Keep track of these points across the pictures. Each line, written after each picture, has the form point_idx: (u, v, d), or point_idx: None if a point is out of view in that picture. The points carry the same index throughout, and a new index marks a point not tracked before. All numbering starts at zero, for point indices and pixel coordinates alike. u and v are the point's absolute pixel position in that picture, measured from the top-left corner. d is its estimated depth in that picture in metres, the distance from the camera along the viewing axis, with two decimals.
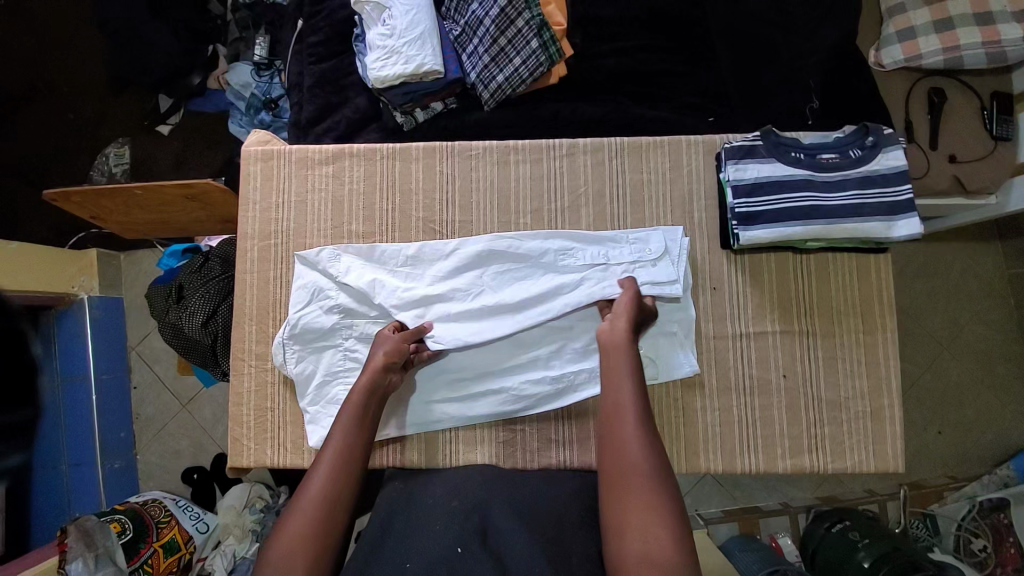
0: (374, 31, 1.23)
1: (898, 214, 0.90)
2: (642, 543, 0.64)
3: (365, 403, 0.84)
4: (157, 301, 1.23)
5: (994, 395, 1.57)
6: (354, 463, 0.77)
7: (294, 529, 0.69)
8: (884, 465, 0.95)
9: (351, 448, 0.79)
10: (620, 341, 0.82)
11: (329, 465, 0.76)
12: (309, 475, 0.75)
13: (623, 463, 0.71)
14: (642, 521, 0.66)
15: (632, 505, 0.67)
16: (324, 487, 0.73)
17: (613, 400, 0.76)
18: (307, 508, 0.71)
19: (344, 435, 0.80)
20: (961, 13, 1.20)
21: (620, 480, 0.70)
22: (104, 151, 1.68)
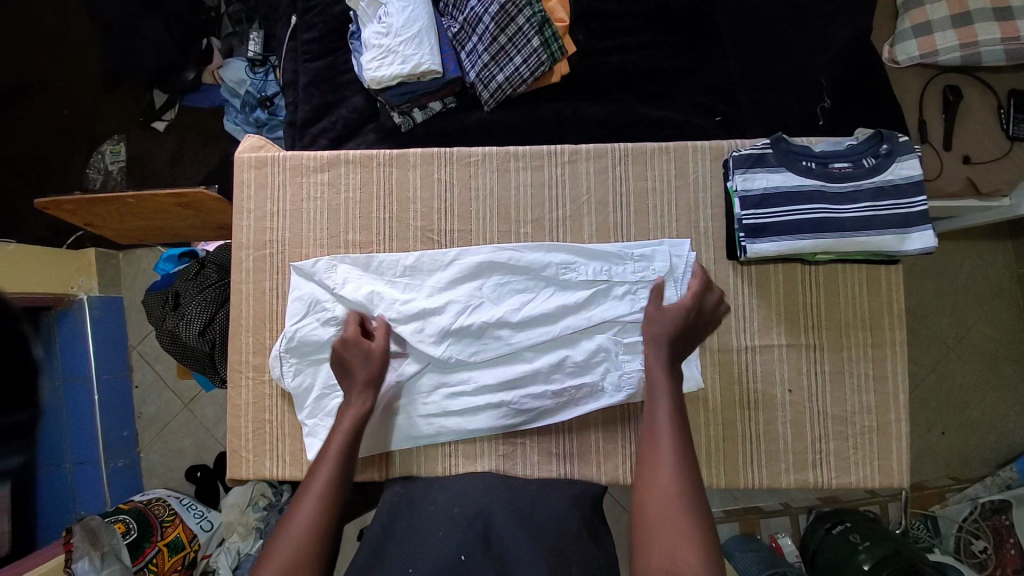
0: (370, 29, 1.19)
1: (912, 226, 0.87)
2: (671, 565, 0.61)
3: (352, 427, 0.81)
4: (154, 307, 1.22)
5: (1000, 397, 1.56)
6: (341, 491, 0.75)
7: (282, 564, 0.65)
8: (889, 480, 0.94)
9: (340, 476, 0.76)
10: (657, 349, 0.79)
11: (319, 495, 0.73)
12: (296, 505, 0.72)
13: (661, 473, 0.68)
14: (672, 542, 0.62)
15: (665, 528, 0.63)
16: (312, 519, 0.70)
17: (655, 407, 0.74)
18: (296, 543, 0.68)
19: (334, 463, 0.77)
20: (979, 8, 1.15)
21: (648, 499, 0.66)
22: (100, 148, 1.65)
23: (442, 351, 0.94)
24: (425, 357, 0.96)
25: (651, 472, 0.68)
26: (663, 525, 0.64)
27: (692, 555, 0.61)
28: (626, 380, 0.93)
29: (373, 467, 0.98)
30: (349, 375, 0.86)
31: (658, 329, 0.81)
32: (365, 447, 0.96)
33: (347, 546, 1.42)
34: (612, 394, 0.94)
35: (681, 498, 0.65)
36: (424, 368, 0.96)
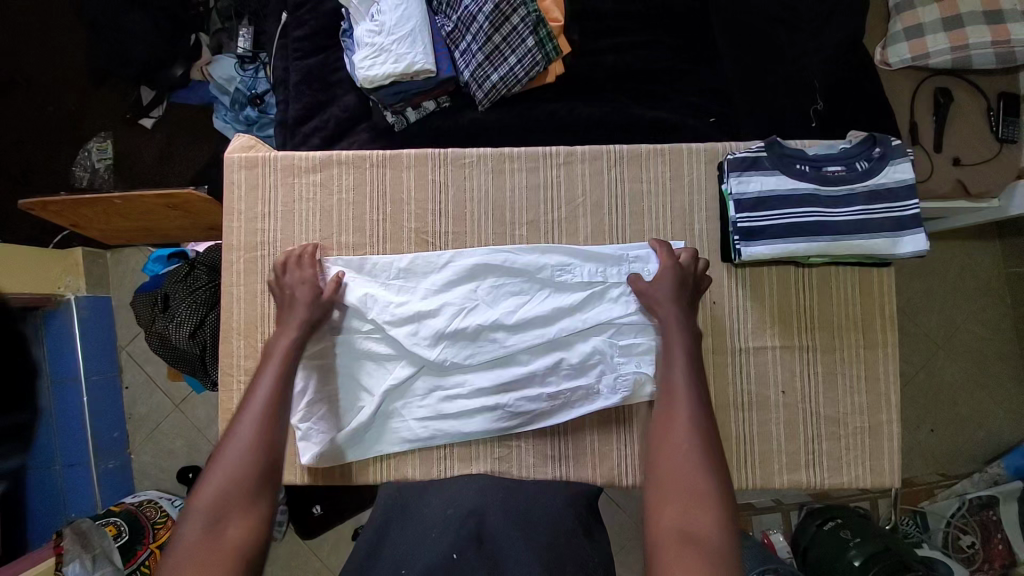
0: (362, 27, 1.17)
1: (904, 230, 0.88)
2: (682, 520, 0.66)
3: (290, 353, 0.85)
4: (142, 310, 1.20)
5: (987, 395, 1.58)
6: (282, 408, 0.79)
7: (227, 471, 0.71)
8: (880, 480, 0.95)
9: (279, 394, 0.80)
10: (674, 319, 0.85)
11: (258, 411, 0.77)
12: (233, 432, 0.75)
13: (671, 438, 0.73)
14: (685, 499, 0.67)
15: (675, 488, 0.68)
16: (252, 432, 0.75)
17: (667, 380, 0.79)
18: (238, 452, 0.73)
19: (272, 381, 0.81)
20: (970, 11, 1.16)
21: (667, 451, 0.72)
22: (86, 145, 1.62)
23: (437, 354, 0.93)
24: (419, 359, 0.95)
25: (668, 427, 0.74)
26: (678, 479, 0.69)
27: (708, 514, 0.66)
28: (622, 382, 0.94)
29: (368, 471, 0.97)
30: (289, 310, 0.90)
31: (668, 299, 0.88)
32: (361, 449, 0.96)
33: (344, 546, 1.40)
34: (608, 396, 0.94)
35: (696, 453, 0.71)
36: (418, 370, 0.96)
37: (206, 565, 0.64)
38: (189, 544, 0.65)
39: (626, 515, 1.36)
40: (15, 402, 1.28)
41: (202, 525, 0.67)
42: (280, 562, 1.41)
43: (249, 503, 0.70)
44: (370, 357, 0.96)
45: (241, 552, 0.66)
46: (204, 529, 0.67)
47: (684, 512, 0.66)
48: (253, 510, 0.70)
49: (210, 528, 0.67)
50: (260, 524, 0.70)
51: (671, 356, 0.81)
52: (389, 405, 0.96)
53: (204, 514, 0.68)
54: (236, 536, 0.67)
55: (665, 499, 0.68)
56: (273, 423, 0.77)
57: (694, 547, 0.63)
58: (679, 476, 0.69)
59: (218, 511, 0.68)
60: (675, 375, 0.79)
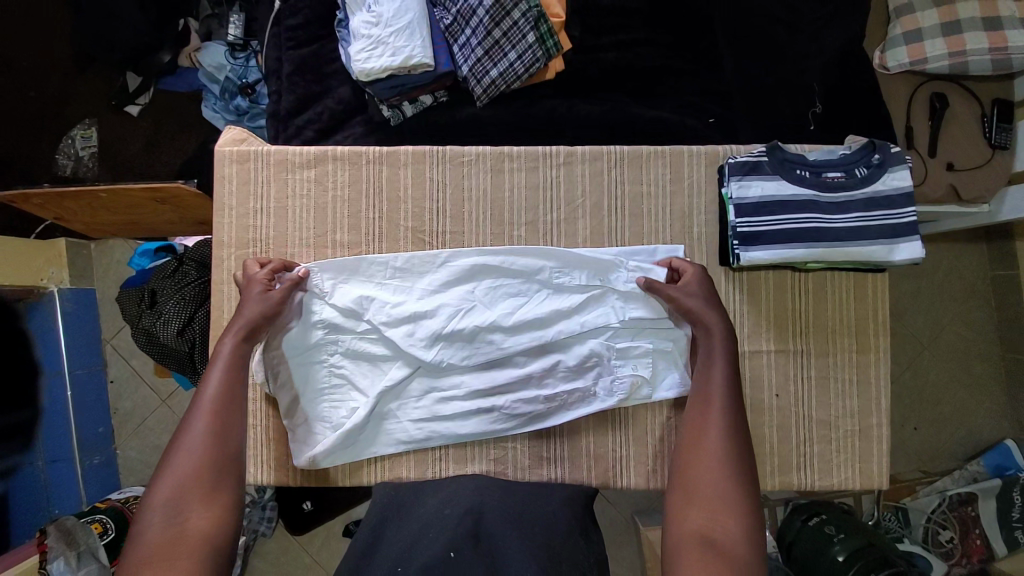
0: (358, 18, 1.14)
1: (900, 237, 0.88)
2: (705, 523, 0.70)
3: (239, 345, 0.82)
4: (128, 305, 1.17)
5: (971, 395, 1.61)
6: (234, 401, 0.78)
7: (181, 469, 0.70)
8: (868, 481, 0.97)
9: (230, 388, 0.78)
10: (716, 324, 0.86)
11: (210, 408, 0.75)
12: (187, 428, 0.74)
13: (702, 445, 0.76)
14: (707, 504, 0.71)
15: (701, 497, 0.72)
16: (205, 429, 0.74)
17: (705, 387, 0.82)
18: (191, 449, 0.72)
19: (223, 375, 0.79)
20: (968, 18, 1.16)
21: (696, 461, 0.75)
22: (70, 132, 1.57)
23: (433, 355, 0.92)
24: (414, 360, 0.94)
25: (700, 439, 0.77)
26: (705, 490, 0.72)
27: (733, 523, 0.69)
28: (618, 384, 0.94)
29: (363, 471, 0.97)
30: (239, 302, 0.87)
31: (710, 308, 0.87)
32: (354, 451, 0.95)
33: (336, 542, 1.40)
34: (604, 398, 0.94)
35: (728, 470, 0.73)
36: (414, 371, 0.95)
37: (167, 560, 0.63)
38: (148, 542, 0.65)
39: (616, 511, 1.38)
40: (15, 401, 1.33)
41: (160, 522, 0.66)
42: (270, 559, 1.40)
43: (209, 496, 0.70)
44: (365, 358, 0.95)
45: (206, 543, 0.66)
46: (164, 527, 0.66)
47: (712, 520, 0.70)
48: (215, 503, 0.70)
49: (170, 523, 0.66)
50: (225, 514, 0.70)
51: (710, 366, 0.83)
52: (384, 406, 0.95)
53: (162, 512, 0.67)
54: (200, 528, 0.67)
55: (691, 508, 0.72)
56: (228, 416, 0.76)
57: (718, 555, 0.66)
58: (706, 485, 0.73)
59: (176, 506, 0.67)
60: (712, 387, 0.81)
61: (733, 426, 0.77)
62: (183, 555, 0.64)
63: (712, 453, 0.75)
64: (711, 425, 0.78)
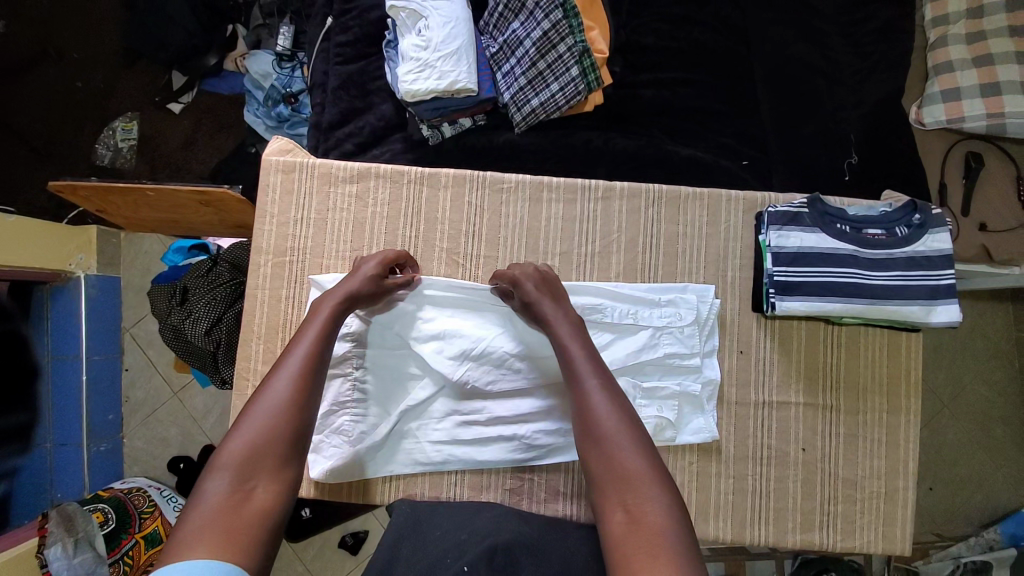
0: (408, 39, 1.17)
1: (938, 300, 0.87)
2: (625, 510, 0.60)
3: (332, 316, 0.79)
4: (158, 300, 1.19)
5: (991, 458, 1.57)
6: (322, 371, 0.73)
7: (257, 431, 0.64)
8: (891, 546, 0.94)
9: (319, 357, 0.73)
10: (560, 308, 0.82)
11: (297, 369, 0.70)
12: (267, 389, 0.68)
13: (596, 429, 0.67)
14: (626, 492, 0.61)
15: (613, 491, 0.62)
16: (288, 390, 0.68)
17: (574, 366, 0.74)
18: (271, 410, 0.67)
19: (312, 343, 0.74)
20: (1009, 80, 1.17)
21: (594, 444, 0.66)
22: (112, 123, 1.61)
23: (460, 374, 0.93)
24: (441, 379, 0.95)
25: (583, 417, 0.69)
26: (617, 471, 0.63)
27: (655, 493, 0.61)
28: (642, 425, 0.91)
29: (377, 490, 0.96)
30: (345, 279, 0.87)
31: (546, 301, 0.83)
32: (371, 468, 0.94)
33: (330, 553, 1.38)
34: None
35: (621, 444, 0.65)
36: (438, 391, 0.95)
37: (228, 529, 0.57)
38: (210, 506, 0.58)
39: None
40: (10, 406, 1.32)
41: (226, 484, 0.60)
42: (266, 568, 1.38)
43: (278, 467, 0.64)
44: (392, 375, 0.95)
45: (267, 519, 0.60)
46: (229, 490, 0.60)
47: (626, 501, 0.61)
48: (282, 476, 0.64)
49: (236, 486, 0.60)
50: (289, 493, 0.64)
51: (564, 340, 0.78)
52: (405, 425, 0.95)
53: (230, 473, 0.61)
54: (263, 500, 0.61)
55: (607, 497, 0.63)
56: (313, 384, 0.70)
57: (645, 536, 0.58)
58: (614, 468, 0.64)
59: (245, 470, 0.62)
60: (576, 360, 0.74)
61: (607, 391, 0.70)
62: (244, 528, 0.58)
63: (603, 431, 0.66)
64: (589, 395, 0.70)
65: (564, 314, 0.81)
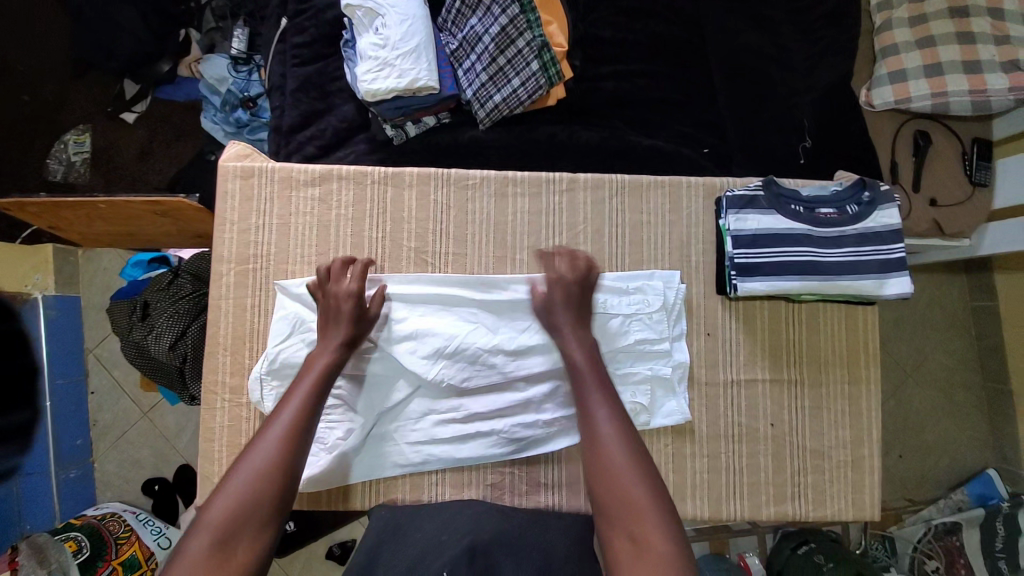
0: (365, 39, 1.15)
1: (891, 273, 0.91)
2: (629, 537, 0.62)
3: (326, 371, 0.78)
4: (119, 316, 1.15)
5: (954, 423, 1.65)
6: (311, 429, 0.72)
7: (242, 490, 0.64)
8: (860, 512, 0.97)
9: (310, 414, 0.73)
10: (569, 322, 0.84)
11: (287, 427, 0.70)
12: (255, 446, 0.68)
13: (602, 450, 0.68)
14: (628, 518, 0.63)
15: (618, 516, 0.64)
16: (273, 453, 0.67)
17: (582, 384, 0.76)
18: (256, 468, 0.66)
19: (303, 399, 0.74)
20: (950, 61, 1.22)
21: (599, 465, 0.67)
22: (63, 137, 1.55)
23: (434, 373, 0.92)
24: (415, 379, 0.94)
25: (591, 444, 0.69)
26: (622, 496, 0.65)
27: (654, 519, 0.63)
28: None
29: (358, 495, 0.95)
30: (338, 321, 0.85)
31: (560, 308, 0.85)
32: (348, 474, 0.93)
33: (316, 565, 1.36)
34: None
35: (628, 472, 0.66)
36: (414, 392, 0.94)
37: None
38: (190, 566, 0.58)
39: None
40: None
41: (207, 545, 0.60)
42: None
43: (258, 530, 0.63)
44: (364, 379, 0.93)
45: None
46: (208, 551, 0.60)
47: (630, 529, 0.63)
48: (262, 537, 0.63)
49: (216, 552, 0.60)
50: (268, 556, 0.63)
51: (573, 366, 0.78)
52: (381, 428, 0.94)
53: (212, 533, 0.61)
54: (240, 564, 0.60)
55: (612, 523, 0.64)
56: (300, 444, 0.70)
57: (649, 563, 0.60)
58: (620, 490, 0.65)
59: (227, 534, 0.61)
60: (584, 376, 0.76)
61: (615, 418, 0.71)
62: None
63: (609, 453, 0.68)
64: (595, 414, 0.71)
65: (575, 339, 0.81)
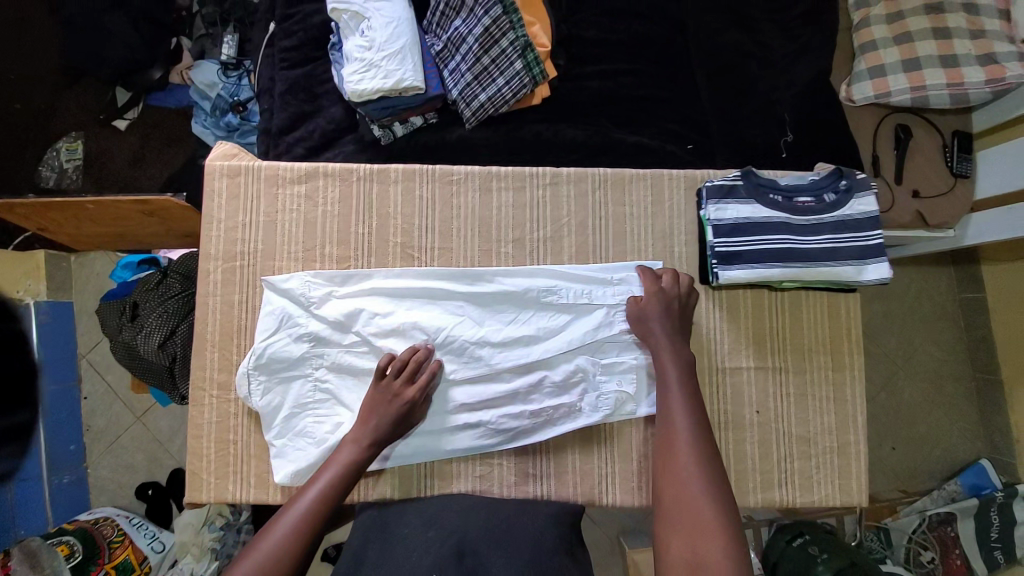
0: (352, 41, 1.17)
1: (869, 258, 0.92)
2: (689, 551, 0.71)
3: (355, 457, 0.85)
4: (108, 318, 1.16)
5: (946, 415, 1.66)
6: (327, 513, 0.80)
7: (265, 553, 0.73)
8: (848, 497, 0.98)
9: (331, 498, 0.81)
10: (674, 347, 0.90)
11: (308, 506, 0.79)
12: (282, 514, 0.78)
13: (678, 470, 0.78)
14: (688, 533, 0.72)
15: (681, 529, 0.73)
16: (292, 528, 0.76)
17: (669, 409, 0.84)
18: (280, 535, 0.75)
19: (329, 482, 0.82)
20: (927, 55, 1.24)
21: (675, 483, 0.77)
22: (55, 144, 1.56)
23: None
24: None
25: (670, 454, 0.80)
26: (691, 514, 0.73)
27: (716, 545, 0.70)
28: (603, 400, 0.95)
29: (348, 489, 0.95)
30: (377, 405, 0.89)
31: (656, 322, 0.91)
32: None
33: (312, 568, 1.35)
34: (590, 413, 0.94)
35: (698, 481, 0.76)
36: None
37: None
38: None
39: (602, 533, 1.47)
40: None
41: None
42: None
43: None
44: (350, 371, 0.94)
45: None
46: None
47: (692, 549, 0.71)
48: None
49: None
50: None
51: (668, 390, 0.86)
52: None
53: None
54: None
55: (676, 533, 0.73)
56: (314, 526, 0.78)
57: None
58: (687, 507, 0.74)
59: None
60: (673, 402, 0.84)
61: (698, 435, 0.81)
62: None
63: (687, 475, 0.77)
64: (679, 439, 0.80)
65: (670, 350, 0.89)
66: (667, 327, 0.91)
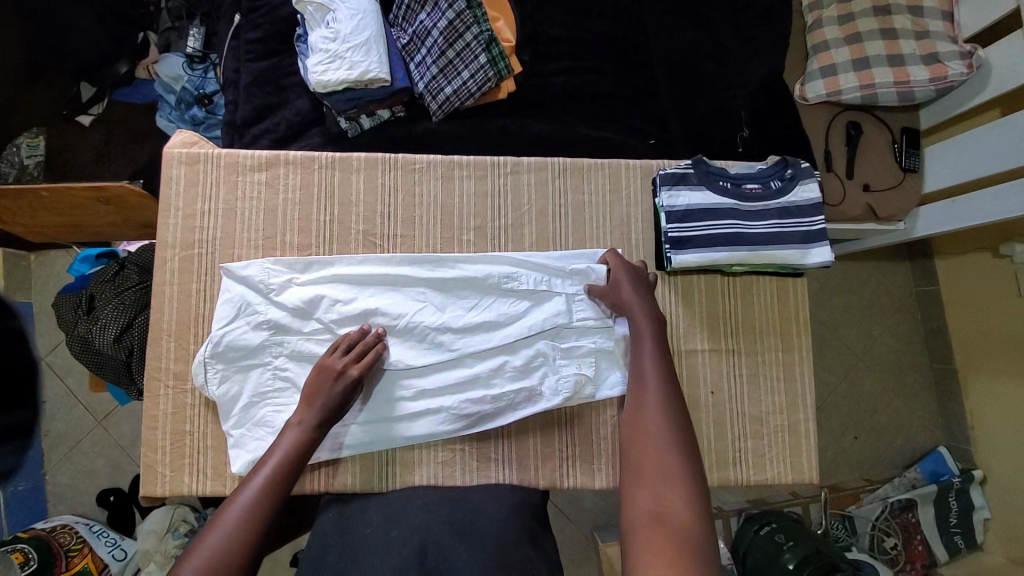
0: (317, 33, 1.18)
1: (812, 243, 0.97)
2: (655, 501, 0.69)
3: (302, 437, 0.85)
4: (63, 310, 1.12)
5: (905, 403, 1.72)
6: (280, 493, 0.79)
7: (220, 539, 0.72)
8: (800, 474, 1.02)
9: (281, 479, 0.80)
10: (644, 309, 0.90)
11: (259, 489, 0.78)
12: (235, 500, 0.76)
13: (646, 424, 0.76)
14: (655, 483, 0.70)
15: (648, 479, 0.71)
16: (244, 512, 0.75)
17: (642, 365, 0.84)
18: (235, 520, 0.74)
19: (278, 462, 0.81)
20: (875, 54, 1.30)
21: (646, 437, 0.75)
22: (14, 140, 1.51)
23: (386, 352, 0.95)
24: None
25: (639, 414, 0.78)
26: (658, 464, 0.72)
27: (680, 495, 0.69)
28: (563, 382, 0.96)
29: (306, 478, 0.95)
30: (316, 385, 0.88)
31: (627, 288, 0.93)
32: None
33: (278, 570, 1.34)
34: (550, 398, 0.95)
35: (668, 434, 0.74)
36: None
37: None
38: None
39: (575, 528, 1.48)
40: None
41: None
42: None
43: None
44: (310, 359, 0.94)
45: None
46: None
47: (655, 501, 0.69)
48: None
49: None
50: None
51: (641, 349, 0.85)
52: None
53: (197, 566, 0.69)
54: None
55: (642, 483, 0.71)
56: (266, 508, 0.77)
57: (672, 527, 0.66)
58: (655, 457, 0.73)
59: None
60: (646, 359, 0.84)
61: (668, 392, 0.80)
62: None
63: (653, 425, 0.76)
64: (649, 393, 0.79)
65: (642, 308, 0.90)
66: (639, 291, 0.92)
